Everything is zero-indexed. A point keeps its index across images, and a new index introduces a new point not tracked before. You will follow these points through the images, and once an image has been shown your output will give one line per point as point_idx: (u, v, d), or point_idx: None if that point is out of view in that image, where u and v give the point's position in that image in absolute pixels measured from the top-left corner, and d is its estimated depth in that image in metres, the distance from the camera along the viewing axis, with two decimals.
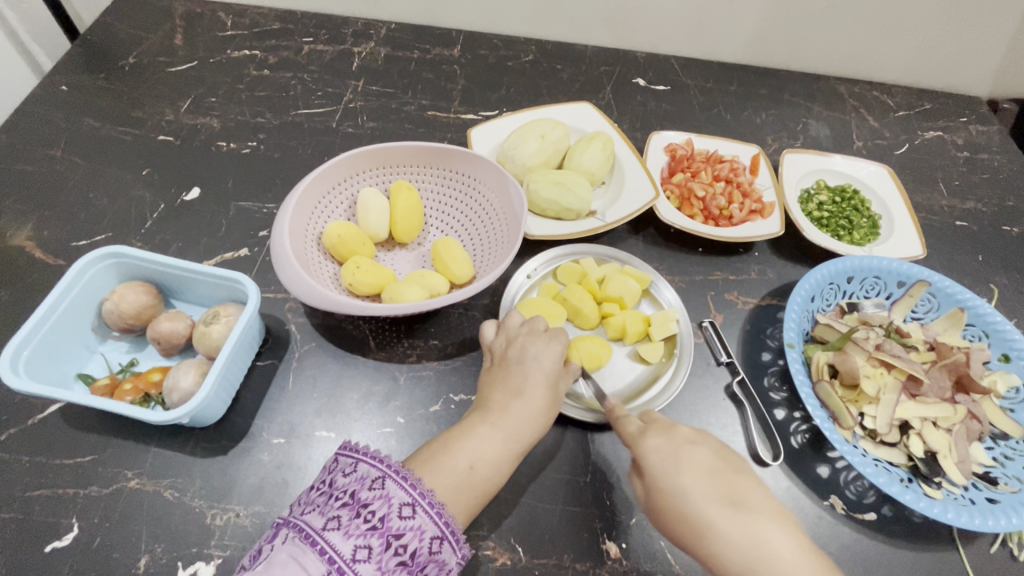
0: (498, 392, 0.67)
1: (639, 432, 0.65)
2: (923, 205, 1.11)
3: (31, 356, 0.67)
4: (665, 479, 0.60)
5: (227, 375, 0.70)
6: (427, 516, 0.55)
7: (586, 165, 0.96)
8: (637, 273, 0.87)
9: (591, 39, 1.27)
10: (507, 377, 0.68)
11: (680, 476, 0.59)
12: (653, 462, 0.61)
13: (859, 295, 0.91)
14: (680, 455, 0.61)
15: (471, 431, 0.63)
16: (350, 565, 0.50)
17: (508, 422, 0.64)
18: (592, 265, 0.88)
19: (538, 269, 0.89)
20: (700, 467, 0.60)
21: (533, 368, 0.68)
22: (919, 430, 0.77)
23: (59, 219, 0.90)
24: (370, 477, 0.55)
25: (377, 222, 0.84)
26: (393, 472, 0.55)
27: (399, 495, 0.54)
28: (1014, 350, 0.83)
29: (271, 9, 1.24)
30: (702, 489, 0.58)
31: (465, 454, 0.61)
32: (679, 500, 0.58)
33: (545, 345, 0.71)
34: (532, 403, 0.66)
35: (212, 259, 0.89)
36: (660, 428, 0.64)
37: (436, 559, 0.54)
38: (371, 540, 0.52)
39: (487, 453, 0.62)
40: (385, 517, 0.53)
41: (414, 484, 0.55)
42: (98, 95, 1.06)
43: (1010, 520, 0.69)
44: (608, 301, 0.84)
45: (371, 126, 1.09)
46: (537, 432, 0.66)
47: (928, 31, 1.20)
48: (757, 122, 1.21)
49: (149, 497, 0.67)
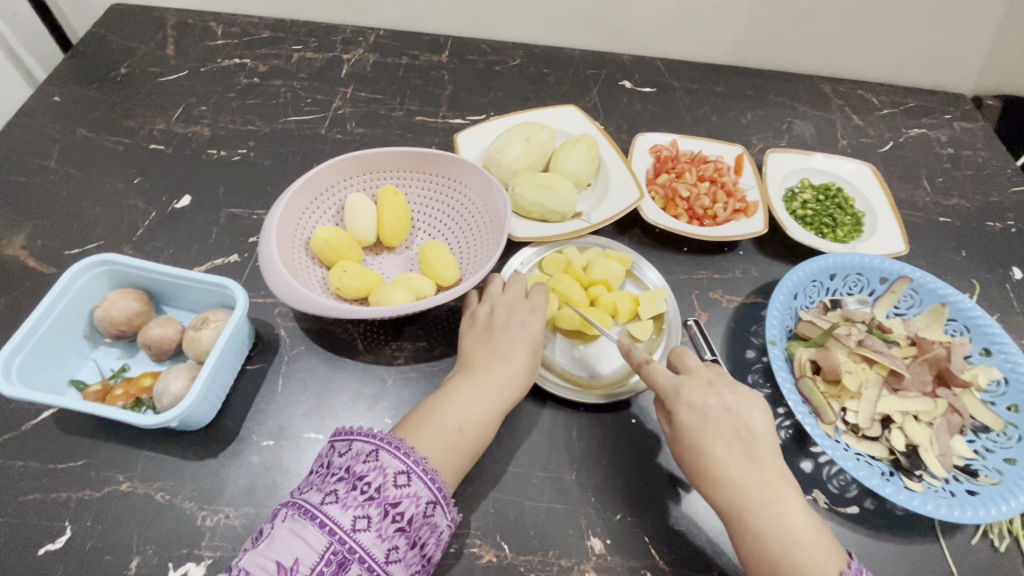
0: (483, 354, 0.70)
1: (674, 389, 0.68)
2: (907, 202, 1.12)
3: (24, 362, 0.68)
4: (696, 435, 0.65)
5: (216, 378, 0.71)
6: (421, 482, 0.57)
7: (571, 167, 0.97)
8: (619, 255, 0.89)
9: (578, 43, 1.29)
10: (494, 340, 0.71)
11: (710, 438, 0.65)
12: (686, 420, 0.66)
13: (842, 291, 0.92)
14: (711, 413, 0.66)
15: (458, 394, 0.66)
16: (350, 534, 0.53)
17: (493, 381, 0.67)
18: (574, 253, 0.89)
19: (530, 259, 0.92)
20: (725, 433, 0.65)
21: (519, 332, 0.71)
22: (901, 424, 0.77)
23: (53, 228, 0.92)
24: (364, 451, 0.58)
25: (364, 227, 0.85)
26: (386, 443, 0.58)
27: (393, 465, 0.57)
28: (995, 344, 0.84)
29: (261, 18, 1.26)
30: (727, 451, 0.64)
31: (451, 418, 0.64)
32: (698, 457, 0.65)
33: (528, 314, 0.73)
34: (517, 364, 0.69)
35: (203, 266, 0.90)
36: (696, 387, 0.68)
37: (430, 522, 0.57)
38: (369, 510, 0.54)
39: (472, 413, 0.64)
40: (381, 487, 0.56)
41: (408, 453, 0.58)
42: (90, 106, 1.08)
43: (990, 511, 0.70)
44: (594, 285, 0.86)
45: (360, 132, 1.11)
46: (521, 392, 0.69)
47: (909, 31, 1.21)
48: (742, 122, 1.22)
49: (140, 500, 0.69)
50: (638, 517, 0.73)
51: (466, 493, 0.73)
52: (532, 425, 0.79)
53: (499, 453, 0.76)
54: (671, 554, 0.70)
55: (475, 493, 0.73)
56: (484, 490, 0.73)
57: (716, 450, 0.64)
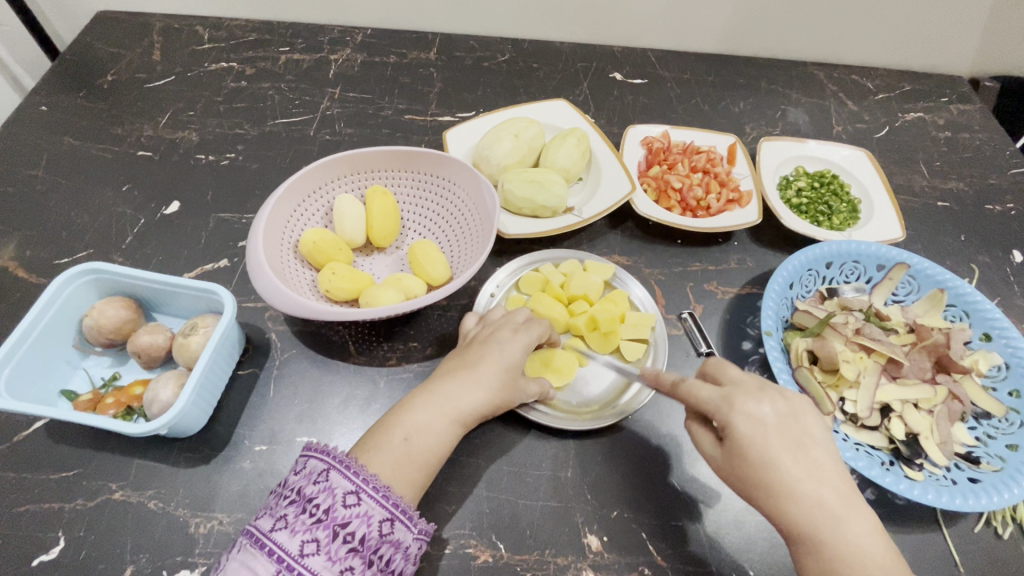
0: (453, 365, 0.69)
1: (724, 401, 0.62)
2: (903, 187, 1.11)
3: (13, 373, 0.68)
4: (761, 451, 0.59)
5: (205, 385, 0.71)
6: (373, 501, 0.57)
7: (561, 162, 0.96)
8: (598, 268, 0.87)
9: (566, 36, 1.27)
10: (469, 354, 0.70)
11: (778, 449, 0.59)
12: (747, 433, 0.60)
13: (839, 280, 0.90)
14: (771, 426, 0.61)
15: (412, 404, 0.65)
16: (299, 559, 0.53)
17: (450, 393, 0.65)
18: (551, 270, 0.87)
19: (504, 281, 0.88)
20: (787, 443, 0.60)
21: (492, 347, 0.69)
22: (900, 413, 0.76)
23: (42, 238, 0.92)
24: (315, 471, 0.58)
25: (353, 227, 0.85)
26: (337, 463, 0.58)
27: (343, 485, 0.57)
28: (996, 329, 0.82)
29: (247, 21, 1.25)
30: (794, 462, 0.59)
31: (402, 428, 0.63)
32: (771, 471, 0.59)
33: (509, 334, 0.71)
34: (481, 379, 0.66)
35: (192, 271, 0.90)
36: (747, 395, 0.62)
37: (389, 539, 0.57)
38: (318, 533, 0.54)
39: (422, 425, 0.63)
40: (330, 508, 0.56)
41: (358, 471, 0.58)
42: (77, 115, 1.08)
43: (993, 498, 0.68)
44: (575, 300, 0.83)
45: (349, 132, 1.10)
46: (481, 410, 0.66)
47: (901, 15, 1.20)
48: (734, 111, 1.21)
49: (133, 508, 0.68)
50: (634, 513, 0.72)
51: (460, 494, 0.72)
52: (526, 424, 0.78)
53: (493, 453, 0.76)
54: (668, 550, 0.70)
55: (469, 494, 0.72)
56: (478, 490, 0.73)
57: (783, 462, 0.59)
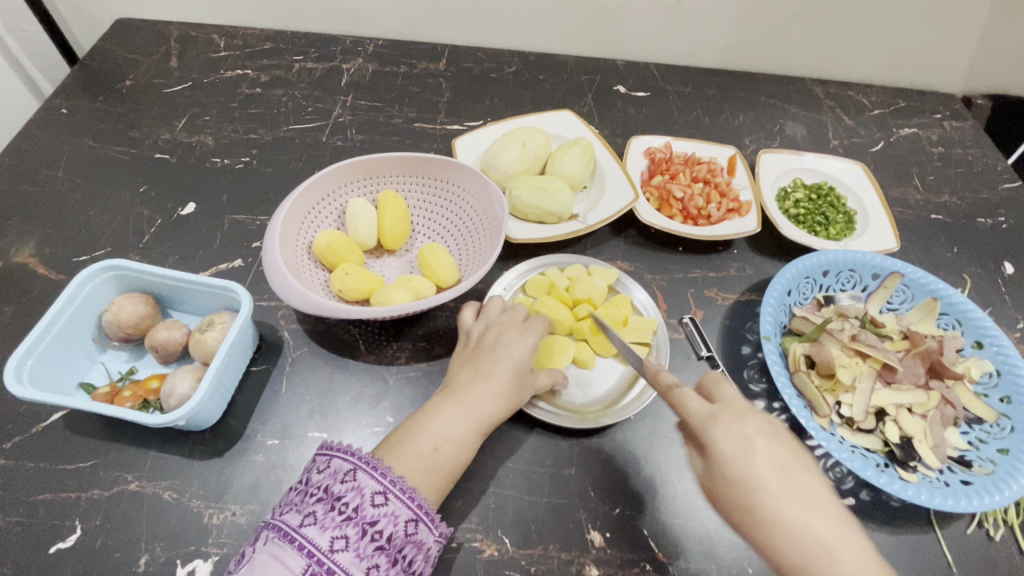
0: (467, 374, 0.71)
1: (709, 417, 0.60)
2: (898, 199, 1.14)
3: (35, 365, 0.70)
4: (742, 466, 0.57)
5: (221, 379, 0.73)
6: (399, 501, 0.59)
7: (567, 170, 0.99)
8: (603, 273, 0.90)
9: (572, 50, 1.31)
10: (479, 360, 0.72)
11: (764, 474, 0.56)
12: (728, 455, 0.57)
13: (835, 288, 0.93)
14: (750, 445, 0.57)
15: (433, 415, 0.67)
16: (328, 555, 0.54)
17: (470, 402, 0.68)
18: (557, 274, 0.89)
19: (513, 283, 0.91)
20: (774, 466, 0.56)
21: (503, 352, 0.71)
22: (895, 417, 0.79)
23: (61, 236, 0.94)
24: (342, 471, 0.59)
25: (365, 231, 0.87)
26: (364, 464, 0.60)
27: (370, 485, 0.59)
28: (987, 336, 0.85)
29: (262, 30, 1.28)
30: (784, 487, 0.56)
31: (427, 437, 0.65)
32: (753, 498, 0.55)
33: (517, 336, 0.73)
34: (497, 385, 0.69)
35: (207, 271, 0.92)
36: (731, 417, 0.59)
37: (413, 540, 0.59)
38: (347, 530, 0.56)
39: (447, 433, 0.65)
40: (358, 507, 0.57)
41: (384, 473, 0.60)
42: (95, 118, 1.10)
43: (984, 500, 0.70)
44: (579, 304, 0.85)
45: (360, 139, 1.13)
46: (497, 415, 0.69)
47: (895, 34, 1.24)
48: (734, 124, 1.24)
49: (148, 499, 0.70)
50: (636, 510, 0.74)
51: (467, 489, 0.74)
52: (532, 423, 0.80)
53: (498, 450, 0.78)
54: (668, 546, 0.72)
55: (475, 490, 0.74)
56: (484, 486, 0.75)
57: (768, 490, 0.56)
